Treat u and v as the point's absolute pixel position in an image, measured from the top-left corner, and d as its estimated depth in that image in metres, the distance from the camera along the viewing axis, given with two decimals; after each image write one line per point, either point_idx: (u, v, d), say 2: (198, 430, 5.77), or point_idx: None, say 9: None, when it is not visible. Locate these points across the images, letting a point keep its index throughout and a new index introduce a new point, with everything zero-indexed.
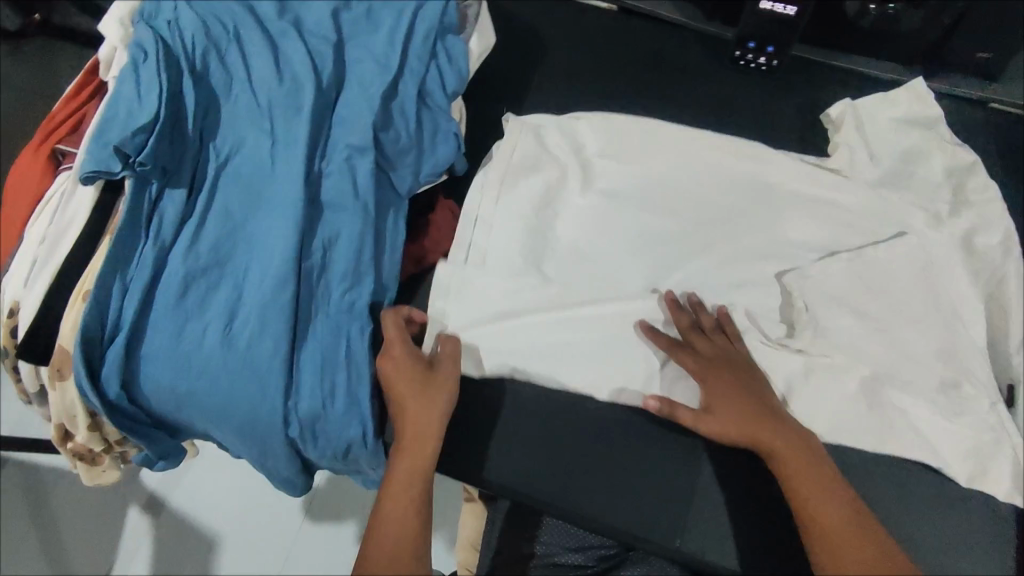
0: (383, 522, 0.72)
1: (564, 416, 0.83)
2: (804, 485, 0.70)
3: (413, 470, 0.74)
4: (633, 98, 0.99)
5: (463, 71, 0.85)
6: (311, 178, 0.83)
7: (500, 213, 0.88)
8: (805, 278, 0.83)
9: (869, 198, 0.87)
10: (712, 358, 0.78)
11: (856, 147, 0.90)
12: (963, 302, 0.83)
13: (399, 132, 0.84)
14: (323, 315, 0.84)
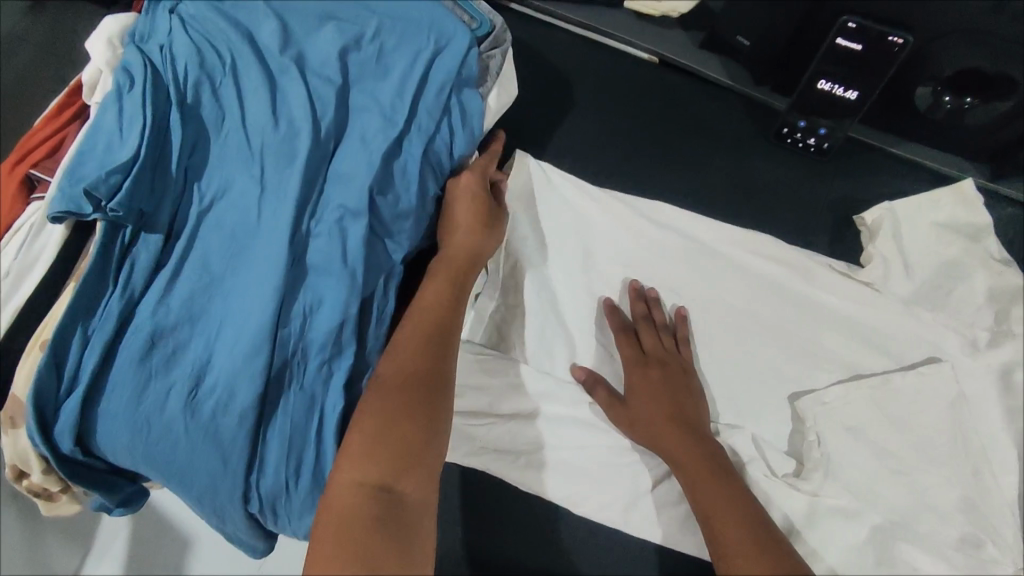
0: (375, 389, 0.63)
1: (546, 517, 0.78)
2: (696, 474, 0.68)
3: (408, 356, 0.65)
4: (664, 163, 0.86)
5: (476, 133, 0.76)
6: (298, 238, 0.71)
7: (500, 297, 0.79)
8: (822, 406, 0.74)
9: (903, 315, 0.77)
10: (655, 398, 0.72)
11: (891, 258, 0.78)
12: (993, 446, 0.74)
13: (400, 195, 0.73)
14: (298, 387, 0.72)
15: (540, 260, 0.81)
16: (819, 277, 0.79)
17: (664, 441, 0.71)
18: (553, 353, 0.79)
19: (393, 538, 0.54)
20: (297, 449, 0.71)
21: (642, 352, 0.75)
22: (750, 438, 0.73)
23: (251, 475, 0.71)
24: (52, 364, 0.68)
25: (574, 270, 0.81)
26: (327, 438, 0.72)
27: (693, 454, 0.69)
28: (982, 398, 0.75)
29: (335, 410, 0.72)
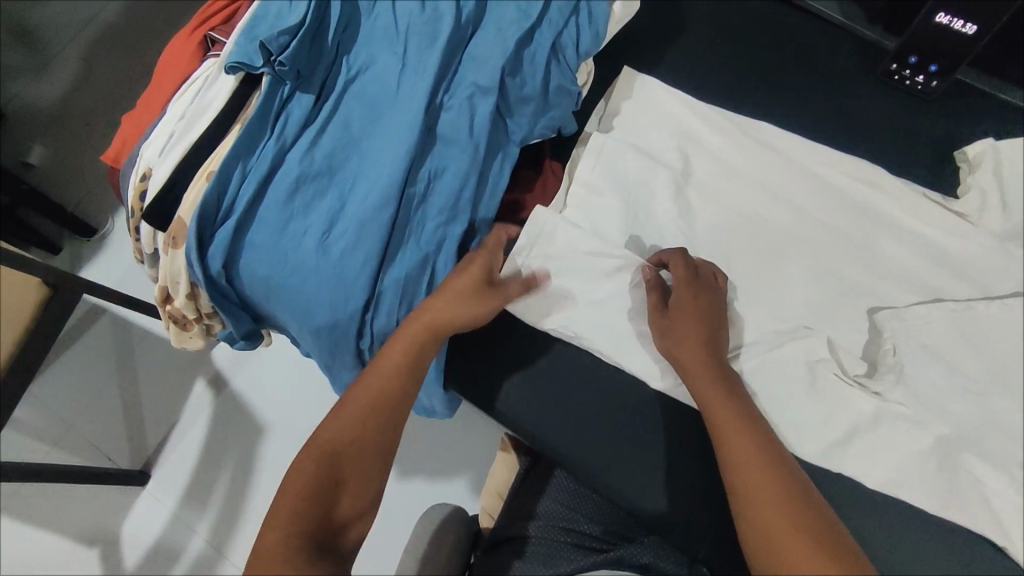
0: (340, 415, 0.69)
1: (593, 385, 0.82)
2: (724, 421, 0.68)
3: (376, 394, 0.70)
4: (770, 89, 0.90)
5: (600, 34, 0.82)
6: (431, 109, 0.80)
7: (594, 187, 0.84)
8: (901, 320, 0.77)
9: (995, 249, 0.79)
10: (698, 327, 0.73)
11: (990, 192, 0.81)
12: None
13: (526, 80, 0.80)
14: (414, 244, 0.81)
15: (644, 161, 0.85)
16: (908, 204, 0.82)
17: (693, 370, 0.72)
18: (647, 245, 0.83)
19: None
20: (408, 298, 0.80)
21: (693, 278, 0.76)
22: (825, 341, 0.77)
23: (366, 315, 0.80)
24: (214, 192, 0.78)
25: (674, 174, 0.85)
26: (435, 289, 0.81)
27: (723, 407, 0.69)
28: None
29: (445, 265, 0.81)
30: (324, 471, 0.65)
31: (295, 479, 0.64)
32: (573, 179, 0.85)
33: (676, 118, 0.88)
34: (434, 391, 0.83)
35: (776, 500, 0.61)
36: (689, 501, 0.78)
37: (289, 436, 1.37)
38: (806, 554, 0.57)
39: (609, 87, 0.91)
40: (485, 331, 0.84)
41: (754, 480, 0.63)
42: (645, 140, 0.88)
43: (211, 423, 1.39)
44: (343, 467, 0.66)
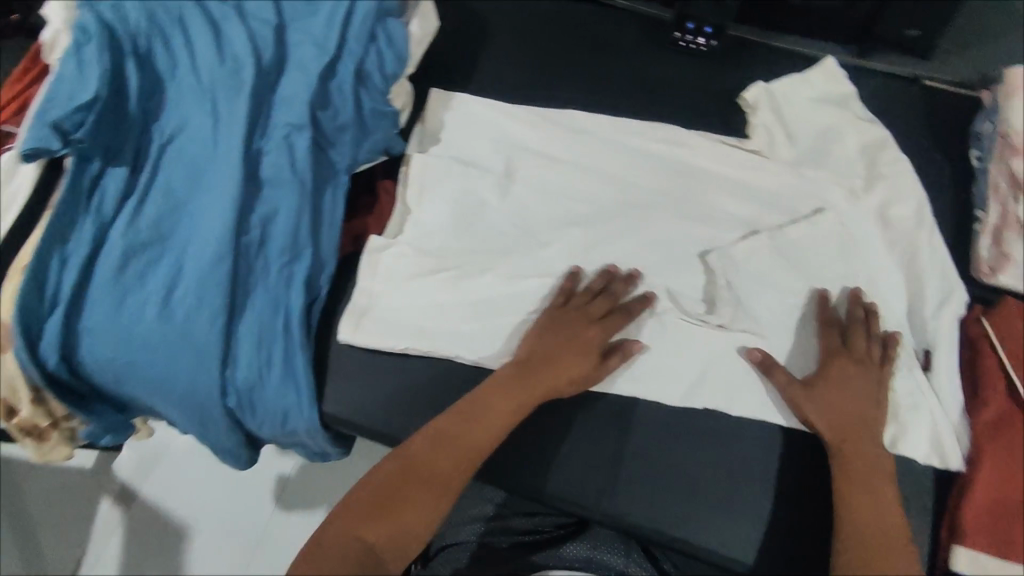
0: (423, 438, 0.72)
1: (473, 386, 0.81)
2: (860, 471, 0.71)
3: (501, 423, 0.73)
4: (575, 77, 0.97)
5: (402, 55, 0.85)
6: (250, 156, 0.80)
7: (425, 203, 0.87)
8: (727, 258, 0.83)
9: (791, 174, 0.87)
10: (859, 390, 0.74)
11: (772, 127, 0.90)
12: (881, 271, 0.82)
13: (337, 110, 0.82)
14: (262, 290, 0.80)
15: (465, 171, 0.89)
16: (715, 151, 0.89)
17: (834, 436, 0.73)
18: (488, 244, 0.86)
19: None
20: (266, 344, 0.78)
21: (848, 349, 0.76)
22: (663, 292, 0.82)
23: (226, 373, 0.78)
24: (33, 286, 0.74)
25: (496, 175, 0.89)
26: (292, 330, 0.79)
27: (863, 456, 0.72)
28: (870, 235, 0.84)
29: (298, 304, 0.80)
30: (365, 519, 0.67)
31: (333, 530, 0.67)
32: (410, 202, 0.88)
33: (488, 121, 0.93)
34: (314, 431, 0.81)
35: (874, 550, 0.66)
36: (594, 474, 0.77)
37: (210, 536, 1.18)
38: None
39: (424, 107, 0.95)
40: (351, 364, 0.83)
41: (865, 530, 0.68)
42: (465, 146, 0.91)
43: (124, 548, 1.19)
44: (383, 510, 0.68)
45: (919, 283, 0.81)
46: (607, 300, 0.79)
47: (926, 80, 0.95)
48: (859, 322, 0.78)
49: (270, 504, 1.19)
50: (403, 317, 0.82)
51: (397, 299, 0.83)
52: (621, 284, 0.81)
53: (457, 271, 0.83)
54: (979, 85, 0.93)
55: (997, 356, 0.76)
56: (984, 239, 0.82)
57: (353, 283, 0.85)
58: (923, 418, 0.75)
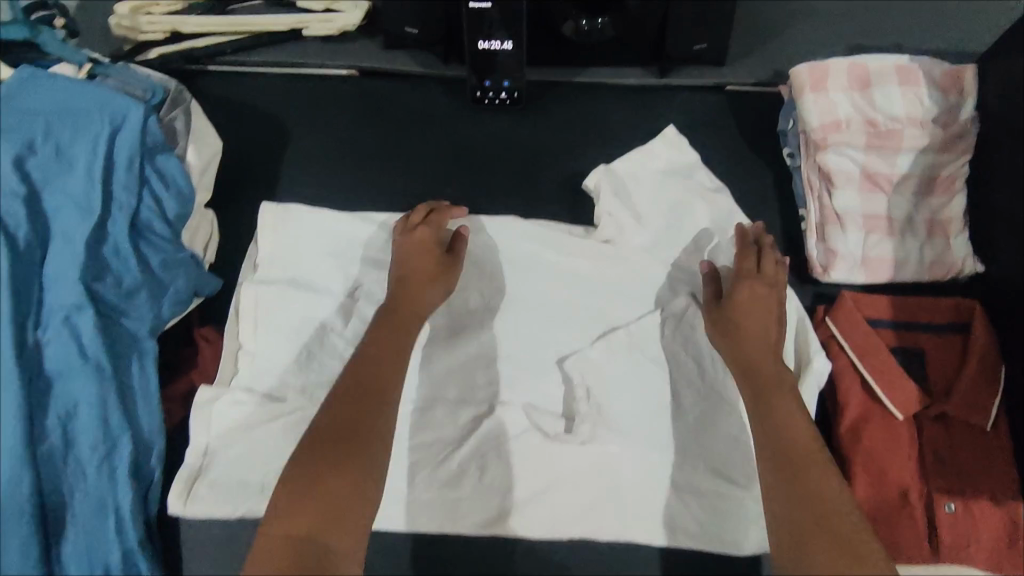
0: (323, 414, 0.67)
1: None
2: (811, 440, 0.66)
3: (383, 376, 0.71)
4: (386, 162, 0.93)
5: (185, 190, 0.78)
6: (27, 355, 0.68)
7: (263, 341, 0.80)
8: (585, 360, 0.79)
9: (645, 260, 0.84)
10: (761, 342, 0.74)
11: (618, 213, 0.85)
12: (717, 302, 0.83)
13: (120, 274, 0.74)
14: (80, 497, 0.70)
15: (303, 299, 0.82)
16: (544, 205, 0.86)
17: (765, 369, 0.72)
18: (325, 382, 0.79)
19: None
20: (99, 555, 0.70)
21: (760, 274, 0.78)
22: (522, 408, 0.78)
23: None
24: None
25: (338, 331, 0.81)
26: (126, 531, 0.71)
27: (758, 346, 0.73)
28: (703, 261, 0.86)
29: (126, 500, 0.71)
30: (308, 499, 0.60)
31: (271, 531, 0.59)
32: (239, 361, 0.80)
33: (321, 264, 0.84)
34: None
35: (830, 514, 0.60)
36: None
37: None
38: (844, 502, 0.61)
39: (251, 242, 0.86)
40: (212, 546, 0.77)
41: (794, 455, 0.65)
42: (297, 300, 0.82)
43: None
44: (323, 479, 0.61)
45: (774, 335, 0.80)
46: (461, 239, 0.81)
47: (729, 85, 0.94)
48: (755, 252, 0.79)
49: None
50: (238, 476, 0.76)
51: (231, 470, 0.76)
52: (460, 240, 0.81)
53: (298, 414, 0.77)
54: (778, 79, 0.94)
55: (847, 355, 0.78)
56: (810, 239, 0.83)
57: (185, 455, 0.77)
58: None
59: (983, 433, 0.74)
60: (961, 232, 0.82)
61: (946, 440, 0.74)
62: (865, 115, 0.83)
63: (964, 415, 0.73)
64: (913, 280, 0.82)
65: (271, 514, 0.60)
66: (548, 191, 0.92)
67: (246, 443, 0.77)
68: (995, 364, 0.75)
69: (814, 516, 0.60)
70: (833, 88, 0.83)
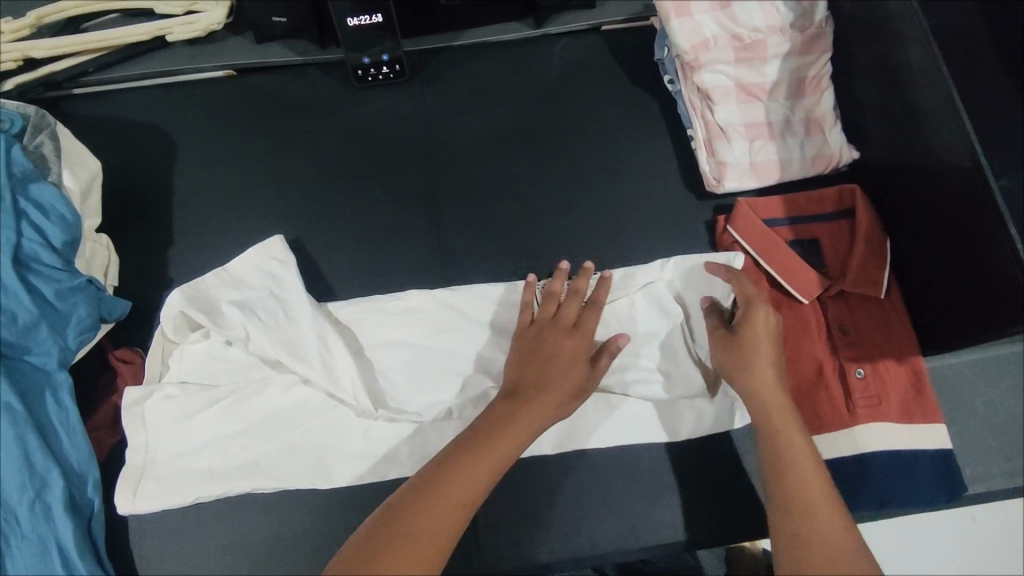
0: (539, 367, 0.72)
1: (315, 513, 0.76)
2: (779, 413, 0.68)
3: (489, 465, 0.65)
4: (281, 151, 0.91)
5: (67, 215, 0.75)
6: None
7: (185, 336, 0.78)
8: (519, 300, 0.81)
9: (552, 196, 0.89)
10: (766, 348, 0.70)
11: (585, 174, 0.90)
12: (628, 232, 0.87)
13: (12, 310, 0.71)
14: (18, 541, 0.68)
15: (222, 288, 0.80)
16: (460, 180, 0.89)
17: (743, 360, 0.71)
18: (255, 365, 0.78)
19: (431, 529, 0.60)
20: None
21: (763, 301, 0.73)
22: (457, 354, 0.79)
23: None
24: None
25: (259, 317, 0.78)
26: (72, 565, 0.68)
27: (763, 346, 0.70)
28: (609, 192, 0.89)
29: (65, 537, 0.69)
30: (526, 429, 0.68)
31: (492, 438, 0.66)
32: (168, 356, 0.78)
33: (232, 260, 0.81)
34: None
35: (798, 494, 0.63)
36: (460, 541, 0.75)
37: None
38: (814, 467, 0.64)
39: (172, 246, 0.86)
40: (169, 553, 0.75)
41: (774, 429, 0.67)
42: (218, 292, 0.79)
43: None
44: (528, 415, 0.68)
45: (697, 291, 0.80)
46: (604, 359, 0.73)
47: (604, 26, 0.97)
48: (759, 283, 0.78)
49: None
50: (186, 464, 0.75)
51: (175, 469, 0.75)
52: (606, 361, 0.73)
53: (234, 395, 0.76)
54: (649, 12, 0.97)
55: (750, 256, 0.82)
56: (702, 155, 0.87)
57: (123, 463, 0.76)
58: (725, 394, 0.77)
59: (881, 303, 0.79)
60: (835, 127, 0.87)
61: (850, 315, 0.78)
62: (730, 31, 0.86)
63: (860, 289, 0.78)
64: (800, 177, 0.87)
65: (494, 417, 0.68)
66: (451, 153, 0.91)
67: (183, 432, 0.76)
68: (880, 238, 0.81)
69: (796, 490, 0.63)
70: (695, 10, 0.85)
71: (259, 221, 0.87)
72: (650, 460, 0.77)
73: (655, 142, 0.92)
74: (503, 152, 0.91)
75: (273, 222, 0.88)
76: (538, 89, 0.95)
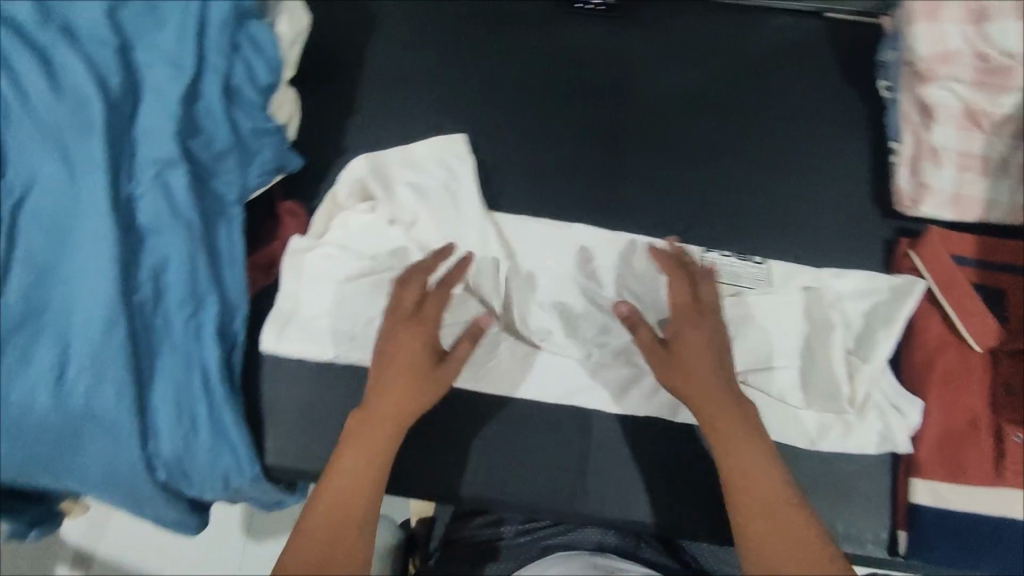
0: (386, 348, 0.68)
1: (430, 408, 0.77)
2: (733, 451, 0.62)
3: (381, 437, 0.64)
4: (476, 53, 0.90)
5: (275, 61, 0.76)
6: (121, 204, 0.71)
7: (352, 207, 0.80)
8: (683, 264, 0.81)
9: (733, 172, 0.86)
10: (705, 361, 0.66)
11: (772, 158, 0.87)
12: (801, 228, 0.84)
13: (211, 135, 0.74)
14: (168, 350, 0.72)
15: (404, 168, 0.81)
16: (644, 129, 0.87)
17: (693, 398, 0.65)
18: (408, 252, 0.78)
19: (342, 505, 0.61)
20: (186, 407, 0.72)
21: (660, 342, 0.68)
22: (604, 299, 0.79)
23: (147, 449, 0.71)
24: None
25: (431, 205, 0.80)
26: (211, 385, 0.73)
27: (704, 390, 0.64)
28: (793, 182, 0.86)
29: (211, 358, 0.73)
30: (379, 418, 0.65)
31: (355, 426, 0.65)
32: (331, 219, 0.80)
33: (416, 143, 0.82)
34: (260, 484, 0.75)
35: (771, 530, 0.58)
36: (569, 476, 0.76)
37: None
38: (773, 504, 0.59)
39: (355, 118, 0.87)
40: (291, 404, 0.77)
41: (743, 465, 0.61)
42: (396, 171, 0.81)
43: None
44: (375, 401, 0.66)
45: (874, 318, 0.77)
46: (645, 330, 0.68)
47: (830, 13, 0.93)
48: (900, 305, 0.76)
49: (236, 539, 1.10)
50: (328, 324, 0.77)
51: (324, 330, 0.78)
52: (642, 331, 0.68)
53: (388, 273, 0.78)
54: (880, 10, 0.92)
55: (929, 288, 0.78)
56: (903, 170, 0.82)
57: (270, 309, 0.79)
58: (872, 416, 0.74)
59: None
60: None
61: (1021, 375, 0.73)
62: (976, 48, 0.79)
63: None
64: (1001, 222, 0.82)
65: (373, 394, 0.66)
66: (641, 100, 0.89)
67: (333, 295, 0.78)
68: None
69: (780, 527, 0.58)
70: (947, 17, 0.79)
71: (439, 116, 0.88)
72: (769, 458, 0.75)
73: (851, 146, 0.88)
74: (693, 113, 0.88)
75: (454, 120, 0.88)
76: (745, 60, 0.91)
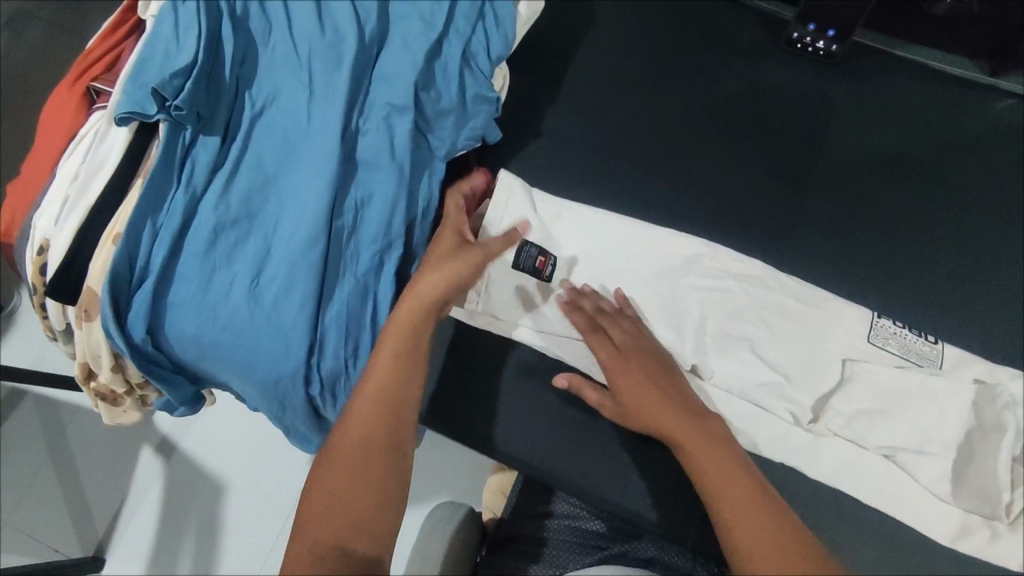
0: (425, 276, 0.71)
1: (567, 397, 0.79)
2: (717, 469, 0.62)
3: (396, 355, 0.67)
4: (683, 69, 0.92)
5: (509, 38, 0.83)
6: (347, 136, 0.77)
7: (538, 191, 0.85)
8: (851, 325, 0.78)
9: (921, 244, 0.83)
10: (641, 362, 0.73)
11: (965, 240, 0.83)
12: (982, 318, 0.80)
13: (440, 93, 0.80)
14: (350, 278, 0.77)
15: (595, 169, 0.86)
16: (837, 180, 0.86)
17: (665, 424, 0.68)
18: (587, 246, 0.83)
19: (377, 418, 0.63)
20: (354, 332, 0.77)
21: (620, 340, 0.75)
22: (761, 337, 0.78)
23: (311, 361, 0.75)
24: (125, 256, 0.72)
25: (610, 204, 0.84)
26: (381, 320, 0.78)
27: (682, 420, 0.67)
28: (982, 269, 0.82)
29: (387, 294, 0.78)
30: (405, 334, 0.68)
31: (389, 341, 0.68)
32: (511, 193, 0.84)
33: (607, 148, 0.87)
34: None
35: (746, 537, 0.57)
36: (687, 501, 0.76)
37: (241, 498, 1.16)
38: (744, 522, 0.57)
39: (555, 107, 0.90)
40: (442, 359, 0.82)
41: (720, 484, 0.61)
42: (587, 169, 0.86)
43: (169, 494, 1.17)
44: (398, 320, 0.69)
45: None
46: (583, 315, 0.76)
47: None
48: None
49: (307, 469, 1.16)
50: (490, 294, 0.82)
51: (489, 297, 0.81)
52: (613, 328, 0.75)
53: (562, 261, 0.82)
54: None
55: None
56: None
57: None
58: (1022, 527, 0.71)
59: None
60: None
61: None
62: None
63: None
64: None
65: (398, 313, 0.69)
66: (839, 150, 0.87)
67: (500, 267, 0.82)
68: None
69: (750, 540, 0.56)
70: None
71: (636, 122, 0.89)
72: (897, 541, 0.73)
73: None
74: (891, 175, 0.86)
75: (648, 128, 0.89)
76: (958, 135, 0.88)
